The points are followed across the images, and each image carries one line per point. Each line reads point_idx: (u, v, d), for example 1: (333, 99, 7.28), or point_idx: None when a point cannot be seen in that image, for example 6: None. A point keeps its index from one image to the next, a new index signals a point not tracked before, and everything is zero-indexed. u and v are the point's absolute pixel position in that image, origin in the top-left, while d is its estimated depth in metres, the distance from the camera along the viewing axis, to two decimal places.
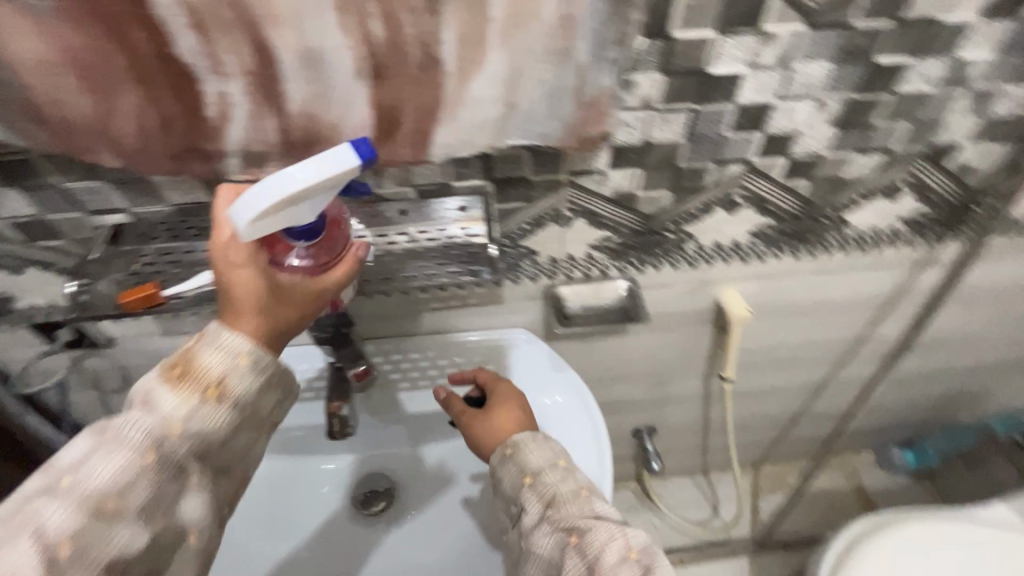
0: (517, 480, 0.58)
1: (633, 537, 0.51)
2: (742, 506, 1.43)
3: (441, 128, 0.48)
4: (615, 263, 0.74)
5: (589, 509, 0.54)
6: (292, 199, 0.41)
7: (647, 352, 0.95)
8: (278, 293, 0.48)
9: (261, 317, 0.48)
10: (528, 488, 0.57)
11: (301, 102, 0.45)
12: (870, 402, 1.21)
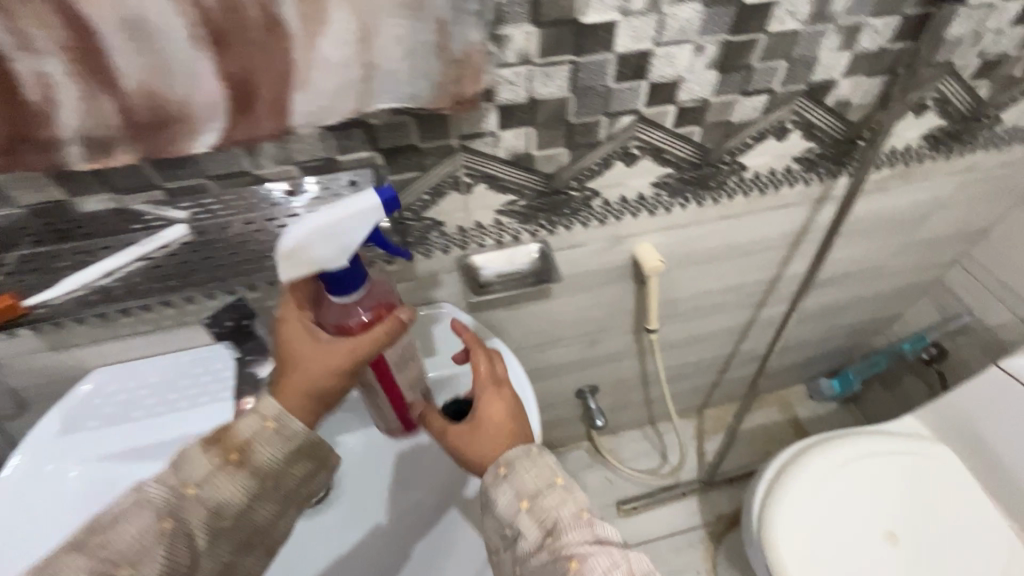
0: (512, 504, 0.54)
1: (635, 562, 0.50)
2: (686, 450, 1.50)
3: (298, 95, 0.45)
4: (524, 226, 0.73)
5: (591, 534, 0.51)
6: (324, 235, 0.47)
7: (573, 312, 0.95)
8: (310, 349, 0.53)
9: (294, 378, 0.54)
10: (524, 513, 0.53)
11: (148, 75, 0.41)
12: (791, 337, 1.28)
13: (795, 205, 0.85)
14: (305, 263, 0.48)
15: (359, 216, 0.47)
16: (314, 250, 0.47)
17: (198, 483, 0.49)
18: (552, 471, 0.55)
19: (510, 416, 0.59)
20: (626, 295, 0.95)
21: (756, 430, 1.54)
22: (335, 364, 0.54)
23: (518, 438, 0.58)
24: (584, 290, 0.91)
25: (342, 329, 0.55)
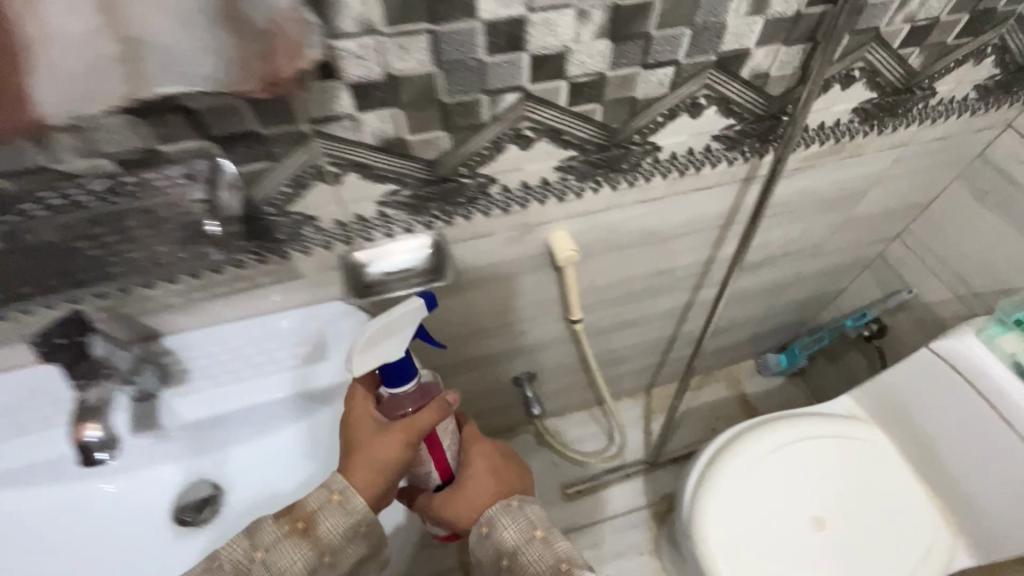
0: (497, 558, 0.64)
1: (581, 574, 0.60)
2: (635, 430, 1.50)
3: (35, 79, 0.41)
4: (415, 216, 0.71)
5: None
6: (387, 330, 0.59)
7: (494, 304, 0.92)
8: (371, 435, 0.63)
9: (357, 461, 0.62)
10: (507, 569, 0.63)
11: None
12: (725, 316, 1.28)
13: (709, 185, 0.84)
14: (366, 361, 0.59)
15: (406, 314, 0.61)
16: (374, 346, 0.59)
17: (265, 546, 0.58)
18: (532, 526, 0.65)
19: (491, 471, 0.71)
20: (547, 286, 0.92)
21: (701, 405, 1.56)
22: (400, 436, 0.63)
23: (500, 494, 0.69)
24: (499, 282, 0.88)
25: (399, 414, 0.65)
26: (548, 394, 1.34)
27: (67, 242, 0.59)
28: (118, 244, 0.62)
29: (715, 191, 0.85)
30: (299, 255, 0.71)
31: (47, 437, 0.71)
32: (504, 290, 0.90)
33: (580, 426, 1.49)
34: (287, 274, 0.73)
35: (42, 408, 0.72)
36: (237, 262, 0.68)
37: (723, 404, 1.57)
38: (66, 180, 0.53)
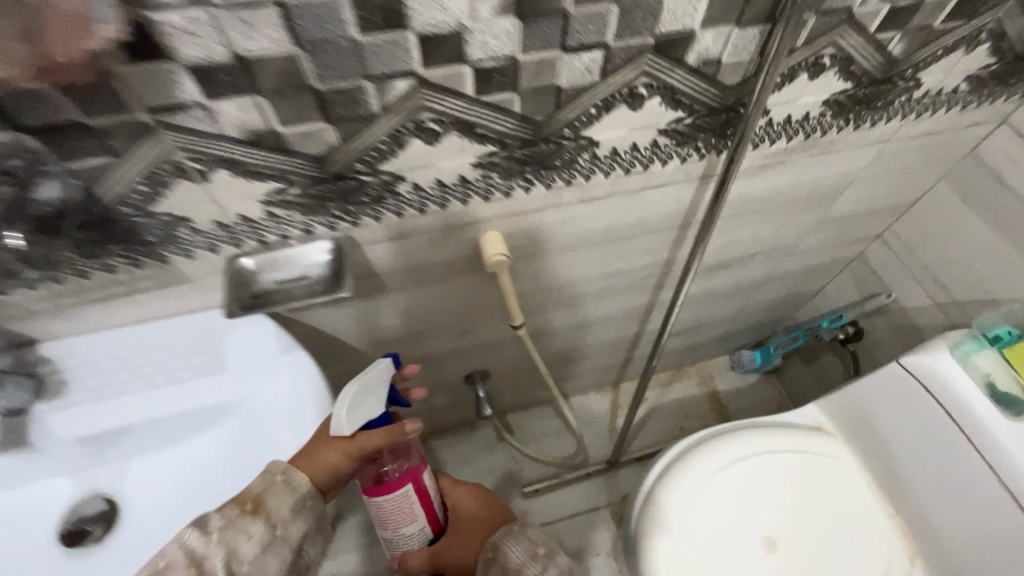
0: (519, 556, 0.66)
1: None
2: (682, 403, 1.49)
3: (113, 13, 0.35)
4: (508, 182, 0.61)
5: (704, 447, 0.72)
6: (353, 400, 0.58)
7: (572, 275, 0.87)
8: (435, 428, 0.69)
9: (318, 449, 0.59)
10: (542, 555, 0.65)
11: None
12: (769, 296, 1.23)
13: (827, 154, 0.75)
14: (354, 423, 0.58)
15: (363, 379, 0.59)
16: (358, 407, 0.58)
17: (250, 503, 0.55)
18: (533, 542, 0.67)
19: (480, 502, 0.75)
20: (632, 256, 0.86)
21: (751, 388, 1.52)
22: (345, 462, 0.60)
23: (492, 522, 0.73)
24: (586, 253, 0.82)
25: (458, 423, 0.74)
26: (601, 366, 1.31)
27: (126, 213, 0.50)
28: (182, 216, 0.53)
29: (832, 159, 0.77)
30: (378, 223, 0.61)
31: (89, 410, 0.63)
32: (587, 260, 0.84)
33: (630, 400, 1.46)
34: (363, 242, 0.64)
35: (103, 364, 0.64)
36: (312, 231, 0.59)
37: (776, 389, 1.52)
38: (138, 148, 0.45)
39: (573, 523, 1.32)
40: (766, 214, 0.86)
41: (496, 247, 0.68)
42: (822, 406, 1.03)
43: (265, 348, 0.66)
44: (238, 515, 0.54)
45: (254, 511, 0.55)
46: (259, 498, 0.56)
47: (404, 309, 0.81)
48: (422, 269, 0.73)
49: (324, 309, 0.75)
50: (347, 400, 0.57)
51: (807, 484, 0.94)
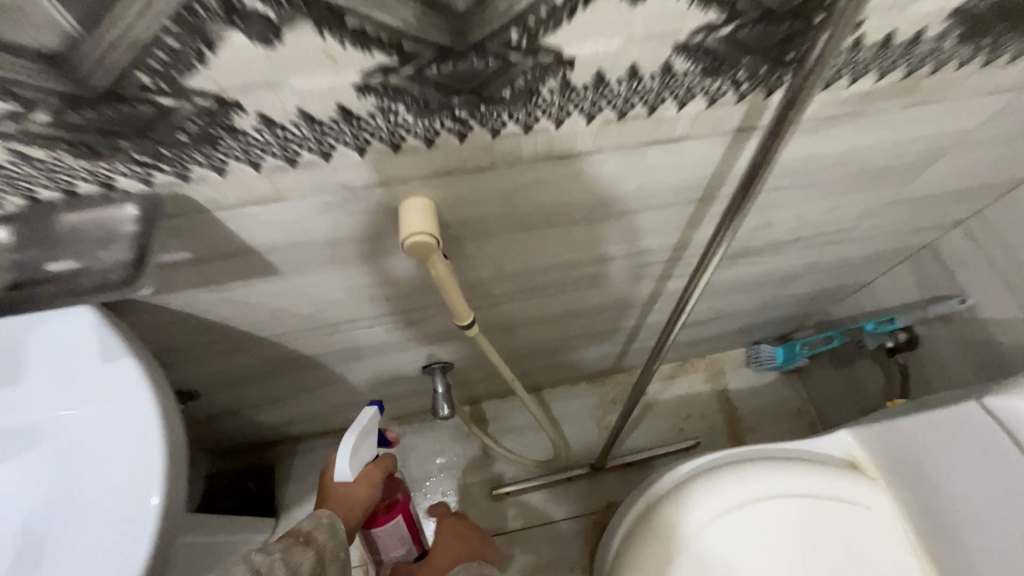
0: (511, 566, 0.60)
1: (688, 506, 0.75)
2: (685, 400, 1.28)
3: None
4: (426, 121, 0.38)
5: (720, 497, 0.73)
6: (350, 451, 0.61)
7: (546, 259, 0.65)
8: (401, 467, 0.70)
9: (331, 496, 0.60)
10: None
11: None
12: (800, 288, 1.00)
13: (928, 105, 0.51)
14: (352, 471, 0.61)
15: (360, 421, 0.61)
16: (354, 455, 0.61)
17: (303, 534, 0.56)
18: None
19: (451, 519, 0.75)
20: (630, 236, 0.63)
21: (768, 388, 1.30)
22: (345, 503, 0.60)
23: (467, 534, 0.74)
24: (563, 231, 0.59)
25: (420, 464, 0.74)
26: (593, 358, 1.11)
27: None
28: None
29: (934, 112, 0.52)
30: (224, 178, 0.39)
31: None
32: (566, 240, 0.61)
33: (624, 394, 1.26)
34: (210, 207, 0.42)
35: None
36: (113, 186, 0.38)
37: (796, 391, 1.30)
38: None
39: (547, 533, 1.14)
40: (822, 186, 0.61)
41: (415, 223, 0.45)
42: (859, 437, 0.83)
43: (77, 346, 0.46)
44: (293, 544, 0.54)
45: (306, 541, 0.55)
46: (309, 532, 0.56)
47: (315, 294, 0.61)
48: (324, 246, 0.51)
49: (195, 292, 0.55)
50: (352, 442, 0.60)
51: (837, 539, 0.75)
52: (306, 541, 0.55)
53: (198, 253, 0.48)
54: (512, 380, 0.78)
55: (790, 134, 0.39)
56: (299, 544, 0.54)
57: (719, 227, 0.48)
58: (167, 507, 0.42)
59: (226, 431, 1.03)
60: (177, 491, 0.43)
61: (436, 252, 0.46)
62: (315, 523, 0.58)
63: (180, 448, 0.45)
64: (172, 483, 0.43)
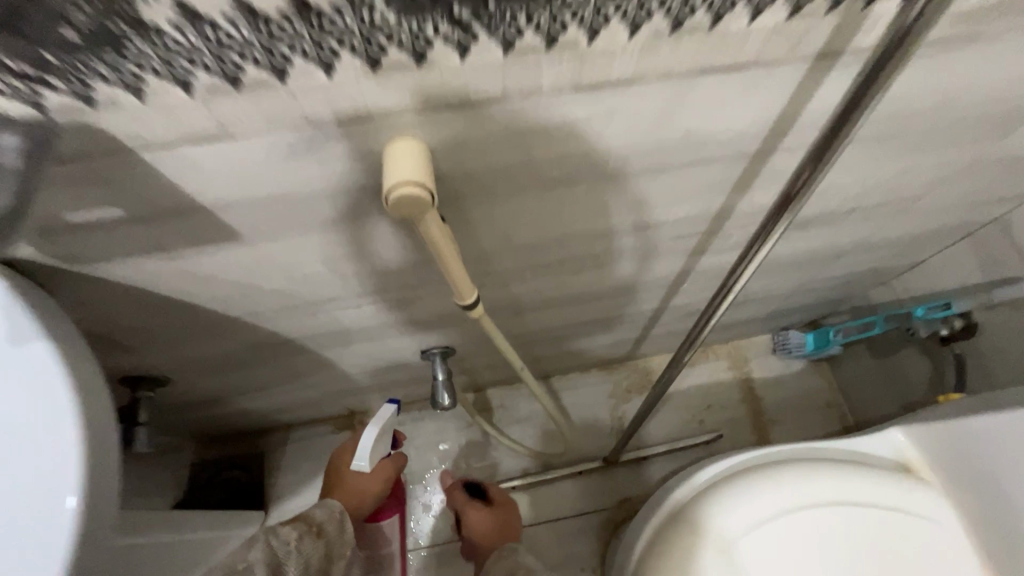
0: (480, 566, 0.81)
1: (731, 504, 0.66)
2: (705, 390, 1.18)
3: None
4: (414, 21, 0.28)
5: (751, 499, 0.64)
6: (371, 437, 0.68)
7: (563, 228, 0.55)
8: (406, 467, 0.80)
9: (348, 485, 0.75)
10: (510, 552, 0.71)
11: None
12: (843, 270, 0.89)
13: None
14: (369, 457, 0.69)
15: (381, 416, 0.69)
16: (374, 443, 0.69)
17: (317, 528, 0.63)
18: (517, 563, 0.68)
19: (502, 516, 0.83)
20: (664, 201, 0.53)
21: (796, 378, 1.20)
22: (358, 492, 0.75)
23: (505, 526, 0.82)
24: (586, 191, 0.49)
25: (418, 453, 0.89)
26: (607, 344, 1.02)
27: None
28: None
29: None
30: (144, 103, 0.30)
31: None
32: (589, 203, 0.51)
33: (640, 382, 1.17)
34: (134, 146, 0.33)
35: None
36: None
37: (827, 382, 1.19)
38: None
39: (556, 530, 1.06)
40: (896, 139, 0.51)
41: (402, 170, 0.35)
42: (912, 435, 0.75)
43: None
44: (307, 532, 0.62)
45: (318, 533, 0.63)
46: (321, 524, 0.65)
47: (288, 267, 0.51)
48: (292, 205, 0.41)
49: (140, 262, 0.45)
50: (374, 437, 0.68)
51: (894, 550, 0.66)
52: (319, 531, 0.63)
53: (134, 212, 0.39)
54: (522, 368, 0.69)
55: (890, 81, 0.33)
56: (312, 533, 0.62)
57: (786, 197, 0.41)
58: (88, 514, 0.37)
59: (206, 420, 0.94)
60: (105, 493, 0.39)
61: (429, 207, 0.36)
62: (328, 516, 0.66)
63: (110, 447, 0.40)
64: (95, 488, 0.38)
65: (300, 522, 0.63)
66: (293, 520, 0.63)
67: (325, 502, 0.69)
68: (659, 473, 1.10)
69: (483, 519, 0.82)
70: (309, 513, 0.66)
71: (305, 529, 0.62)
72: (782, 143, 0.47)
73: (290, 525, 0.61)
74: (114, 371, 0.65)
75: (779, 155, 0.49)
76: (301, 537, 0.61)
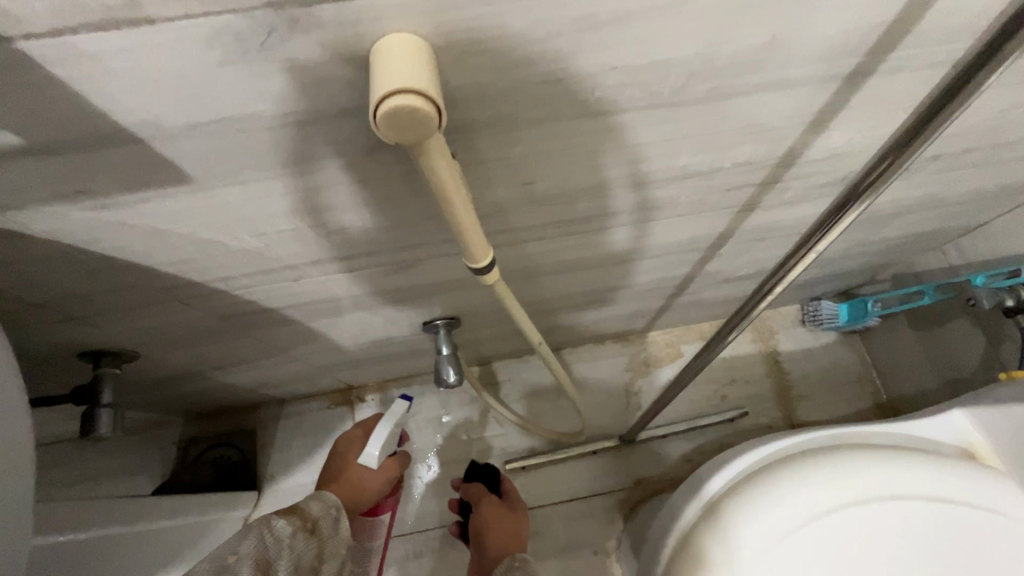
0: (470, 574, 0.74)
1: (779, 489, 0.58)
2: (727, 364, 1.09)
3: None
4: None
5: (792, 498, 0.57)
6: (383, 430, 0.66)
7: (595, 176, 0.45)
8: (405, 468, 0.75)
9: (349, 477, 0.68)
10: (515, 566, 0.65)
11: None
12: (896, 232, 0.79)
13: None
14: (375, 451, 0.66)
15: (394, 411, 0.67)
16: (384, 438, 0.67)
17: (312, 526, 0.56)
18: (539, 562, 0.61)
19: (509, 531, 0.74)
20: (719, 141, 0.43)
21: (827, 351, 1.10)
22: (360, 491, 0.68)
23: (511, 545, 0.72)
24: (630, 125, 0.39)
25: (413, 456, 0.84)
26: (626, 314, 0.93)
27: None
28: None
29: None
30: None
31: None
32: (632, 144, 0.41)
33: (657, 355, 1.09)
34: (6, 32, 0.23)
35: None
36: None
37: (858, 356, 1.10)
38: None
39: (567, 512, 0.99)
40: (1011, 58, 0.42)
41: (394, 71, 0.25)
42: (974, 417, 0.68)
43: None
44: (301, 529, 0.54)
45: (311, 530, 0.55)
46: (317, 521, 0.57)
47: (256, 221, 0.41)
48: (252, 135, 0.32)
49: (63, 211, 0.36)
50: (386, 432, 0.67)
51: (958, 547, 0.59)
52: (312, 528, 0.56)
53: (35, 141, 0.29)
54: (537, 340, 0.61)
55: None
56: (305, 531, 0.54)
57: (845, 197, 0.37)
58: None
59: (186, 395, 0.86)
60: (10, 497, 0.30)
61: (435, 130, 0.26)
62: (324, 512, 0.58)
63: (17, 408, 0.31)
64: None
65: (294, 515, 0.55)
66: (286, 514, 0.55)
67: (322, 494, 0.62)
68: (678, 451, 1.03)
69: (495, 515, 0.76)
70: (304, 505, 0.58)
71: (299, 524, 0.54)
72: (882, 63, 0.38)
73: (283, 519, 0.53)
74: (65, 345, 0.56)
75: (874, 80, 0.39)
76: (294, 534, 0.53)
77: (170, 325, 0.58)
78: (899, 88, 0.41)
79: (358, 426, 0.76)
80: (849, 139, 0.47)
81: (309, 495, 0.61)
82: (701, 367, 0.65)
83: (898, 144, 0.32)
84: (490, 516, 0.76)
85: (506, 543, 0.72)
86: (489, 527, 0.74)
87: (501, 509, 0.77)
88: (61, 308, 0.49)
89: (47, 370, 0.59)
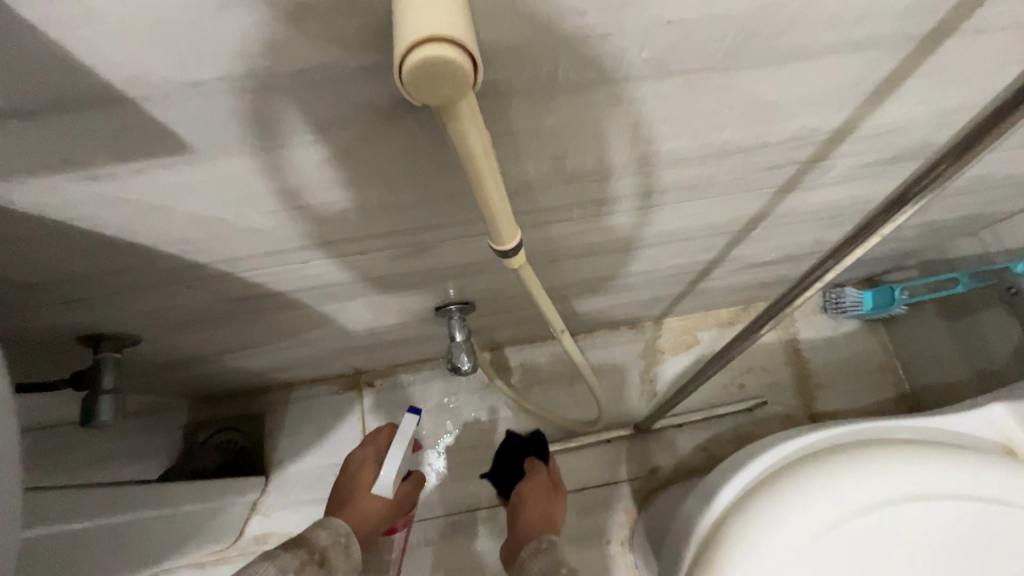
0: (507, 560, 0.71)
1: (808, 485, 0.56)
2: (746, 352, 1.06)
3: None
4: None
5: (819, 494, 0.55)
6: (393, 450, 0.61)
7: (633, 151, 0.41)
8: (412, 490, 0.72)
9: (358, 505, 0.64)
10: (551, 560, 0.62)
11: None
12: (935, 217, 0.75)
13: None
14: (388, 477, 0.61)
15: (404, 430, 0.61)
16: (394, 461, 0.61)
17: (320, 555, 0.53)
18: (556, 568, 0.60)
19: (545, 506, 0.71)
20: (768, 113, 0.39)
21: (850, 339, 1.07)
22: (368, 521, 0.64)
23: (547, 525, 0.69)
24: (676, 93, 0.35)
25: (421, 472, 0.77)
26: (644, 300, 0.90)
27: None
28: None
29: None
30: None
31: None
32: (676, 115, 0.37)
33: (673, 342, 1.06)
34: None
35: None
36: None
37: (882, 345, 1.06)
38: None
39: (580, 502, 0.97)
40: None
41: (430, 11, 0.21)
42: (1015, 412, 0.65)
43: None
44: (310, 561, 0.51)
45: (320, 563, 0.52)
46: (325, 552, 0.54)
47: (259, 196, 0.38)
48: (257, 97, 0.28)
49: (50, 183, 0.33)
50: (399, 455, 0.61)
51: (992, 552, 0.56)
52: (321, 560, 0.52)
53: (11, 102, 0.26)
54: (561, 327, 0.58)
55: None
56: (314, 564, 0.51)
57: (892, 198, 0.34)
58: None
59: (192, 379, 0.84)
60: None
61: (468, 88, 0.23)
62: (332, 541, 0.56)
63: None
64: None
65: (302, 548, 0.52)
66: (292, 547, 0.52)
67: (329, 522, 0.59)
68: (693, 441, 1.00)
69: (537, 489, 0.74)
70: (310, 536, 0.55)
71: (307, 558, 0.51)
72: (964, 23, 0.34)
73: (289, 553, 0.50)
74: (65, 329, 0.53)
75: (950, 43, 0.35)
76: (302, 568, 0.50)
77: (172, 309, 0.55)
78: (975, 54, 0.37)
79: (371, 444, 0.73)
80: (908, 113, 0.43)
81: (316, 522, 0.58)
82: (730, 358, 0.62)
83: (950, 152, 0.30)
84: (534, 487, 0.74)
85: (541, 518, 0.70)
86: (528, 499, 0.72)
87: (546, 482, 0.76)
88: (59, 292, 0.46)
89: (48, 354, 0.57)
